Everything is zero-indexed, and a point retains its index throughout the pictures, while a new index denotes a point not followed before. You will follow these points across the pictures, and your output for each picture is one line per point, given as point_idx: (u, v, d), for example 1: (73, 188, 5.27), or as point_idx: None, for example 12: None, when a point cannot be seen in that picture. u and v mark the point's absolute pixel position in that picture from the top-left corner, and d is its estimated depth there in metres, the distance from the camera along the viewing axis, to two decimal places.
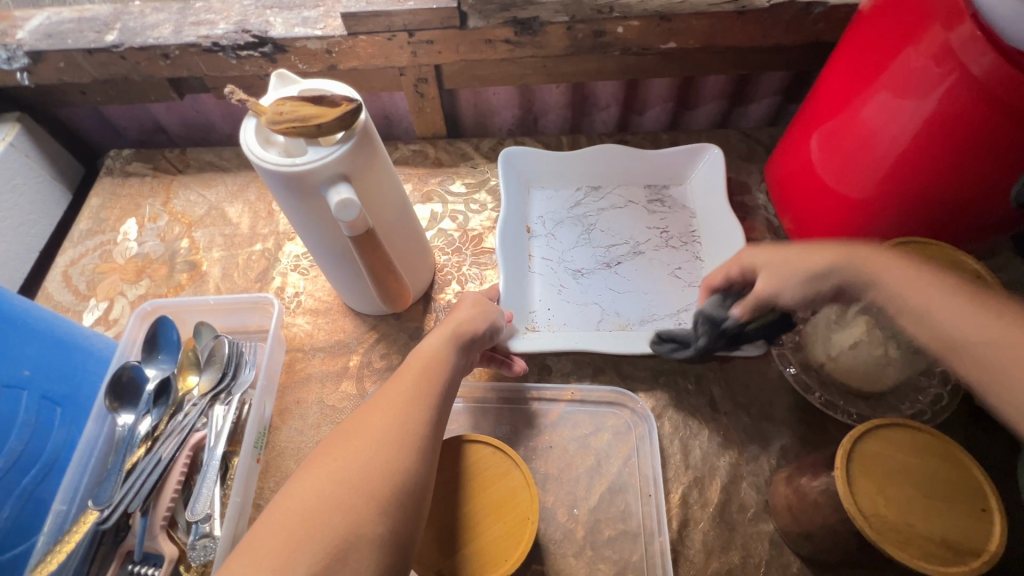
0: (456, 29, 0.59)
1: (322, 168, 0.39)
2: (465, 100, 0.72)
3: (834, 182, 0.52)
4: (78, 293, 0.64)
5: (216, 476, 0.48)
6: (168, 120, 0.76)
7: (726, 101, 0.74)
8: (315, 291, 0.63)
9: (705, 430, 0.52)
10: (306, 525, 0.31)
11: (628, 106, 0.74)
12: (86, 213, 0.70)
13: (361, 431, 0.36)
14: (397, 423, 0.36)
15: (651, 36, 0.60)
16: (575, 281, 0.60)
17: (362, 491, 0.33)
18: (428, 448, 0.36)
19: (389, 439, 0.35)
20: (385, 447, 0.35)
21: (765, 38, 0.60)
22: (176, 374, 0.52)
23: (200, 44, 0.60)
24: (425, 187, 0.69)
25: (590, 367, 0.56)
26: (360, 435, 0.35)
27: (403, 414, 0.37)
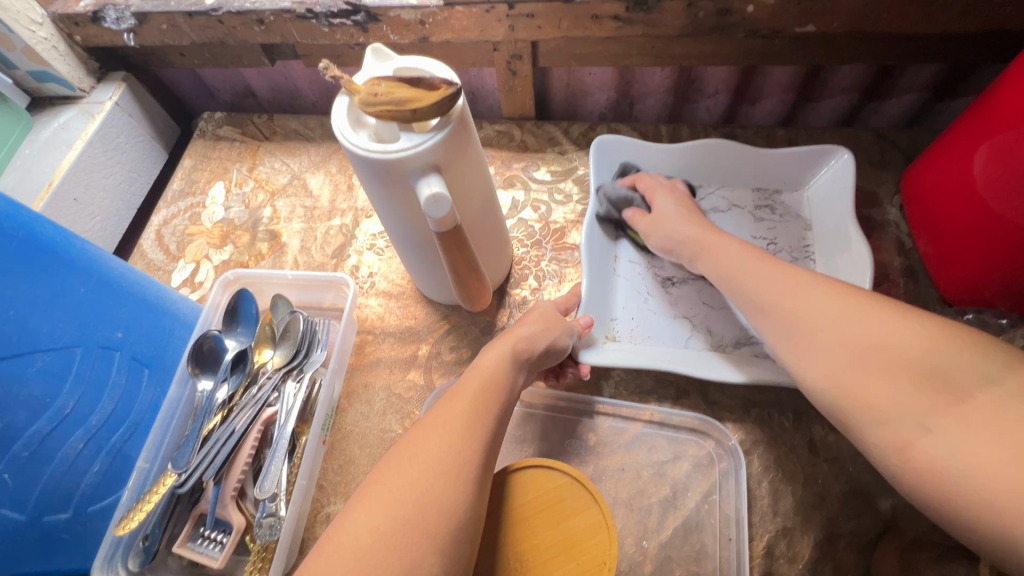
0: (560, 2, 0.53)
1: (414, 157, 0.36)
2: (558, 79, 0.67)
3: (999, 208, 0.44)
4: (169, 253, 0.66)
5: (284, 454, 0.47)
6: (258, 85, 0.76)
7: (859, 95, 0.64)
8: (389, 273, 0.61)
9: (800, 476, 0.46)
10: (360, 562, 0.30)
11: (739, 95, 0.66)
12: (180, 174, 0.72)
13: (416, 459, 0.34)
14: (452, 453, 0.34)
15: (786, 17, 0.52)
16: (664, 290, 0.55)
17: (416, 527, 0.31)
18: (482, 480, 0.35)
19: (445, 471, 0.34)
20: (442, 479, 0.33)
21: (929, 25, 0.50)
22: (253, 347, 0.52)
23: (294, 10, 0.58)
24: (507, 171, 0.66)
25: (673, 388, 0.51)
26: (415, 462, 0.34)
27: (457, 442, 0.35)
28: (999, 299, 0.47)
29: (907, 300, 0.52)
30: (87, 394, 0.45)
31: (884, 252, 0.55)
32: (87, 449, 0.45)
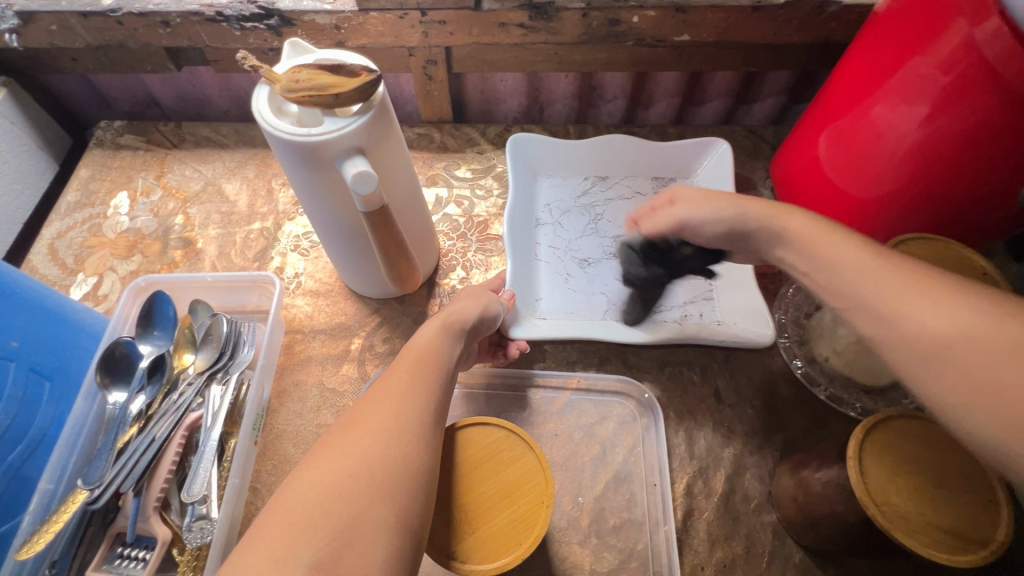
0: (469, 10, 0.58)
1: (339, 140, 0.38)
2: (472, 85, 0.71)
3: (841, 180, 0.53)
4: (65, 267, 0.61)
5: (213, 457, 0.46)
6: (163, 92, 0.73)
7: (733, 97, 0.74)
8: (315, 273, 0.61)
9: (710, 422, 0.52)
10: (312, 512, 0.31)
11: (635, 99, 0.74)
12: (75, 185, 0.68)
13: (360, 423, 0.35)
14: (397, 413, 0.36)
15: (665, 27, 0.60)
16: (582, 270, 0.59)
17: (364, 476, 0.33)
18: (429, 433, 0.36)
19: (390, 428, 0.35)
20: (389, 434, 0.35)
21: (778, 35, 0.60)
22: (172, 352, 0.50)
23: (203, 13, 0.58)
24: (430, 171, 0.68)
25: (596, 356, 0.55)
26: (361, 424, 0.35)
27: (399, 403, 0.37)
28: None
29: None
30: None
31: None
32: None
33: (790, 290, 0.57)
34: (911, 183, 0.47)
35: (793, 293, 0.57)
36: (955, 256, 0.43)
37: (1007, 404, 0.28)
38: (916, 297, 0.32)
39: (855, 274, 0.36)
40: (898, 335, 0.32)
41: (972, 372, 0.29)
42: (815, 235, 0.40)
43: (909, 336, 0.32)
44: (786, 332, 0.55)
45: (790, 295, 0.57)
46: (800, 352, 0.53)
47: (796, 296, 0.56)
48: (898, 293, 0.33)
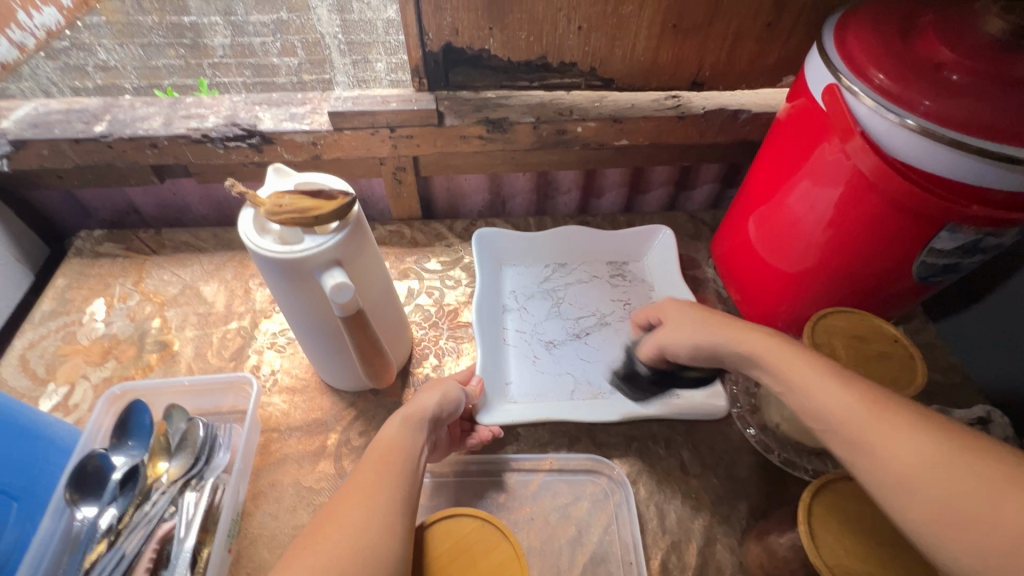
0: (434, 126, 0.65)
1: (318, 255, 0.42)
2: (439, 185, 0.78)
3: (770, 259, 0.60)
4: (36, 377, 0.61)
5: (186, 569, 0.45)
6: (144, 202, 0.77)
7: (673, 186, 0.83)
8: (292, 369, 0.63)
9: (679, 494, 0.54)
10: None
11: (587, 191, 0.82)
12: (51, 294, 0.69)
13: (332, 519, 0.38)
14: (365, 507, 0.39)
15: (606, 134, 0.68)
16: (547, 352, 0.63)
17: (338, 569, 0.34)
18: (398, 524, 0.39)
19: (359, 523, 0.37)
20: (360, 530, 0.37)
21: (703, 137, 0.70)
22: (146, 460, 0.50)
23: (189, 135, 0.64)
24: (401, 265, 0.73)
25: (566, 436, 0.58)
26: (332, 524, 0.37)
27: (366, 500, 0.39)
28: (788, 327, 0.62)
29: None
30: None
31: (708, 302, 0.70)
32: None
33: None
34: (825, 263, 0.54)
35: None
36: (872, 326, 0.50)
37: None
38: (899, 440, 0.34)
39: (831, 409, 0.37)
40: (870, 473, 0.34)
41: (968, 525, 0.30)
42: (796, 362, 0.41)
43: (879, 477, 0.34)
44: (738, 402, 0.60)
45: None
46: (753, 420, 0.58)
47: None
48: (878, 431, 0.35)
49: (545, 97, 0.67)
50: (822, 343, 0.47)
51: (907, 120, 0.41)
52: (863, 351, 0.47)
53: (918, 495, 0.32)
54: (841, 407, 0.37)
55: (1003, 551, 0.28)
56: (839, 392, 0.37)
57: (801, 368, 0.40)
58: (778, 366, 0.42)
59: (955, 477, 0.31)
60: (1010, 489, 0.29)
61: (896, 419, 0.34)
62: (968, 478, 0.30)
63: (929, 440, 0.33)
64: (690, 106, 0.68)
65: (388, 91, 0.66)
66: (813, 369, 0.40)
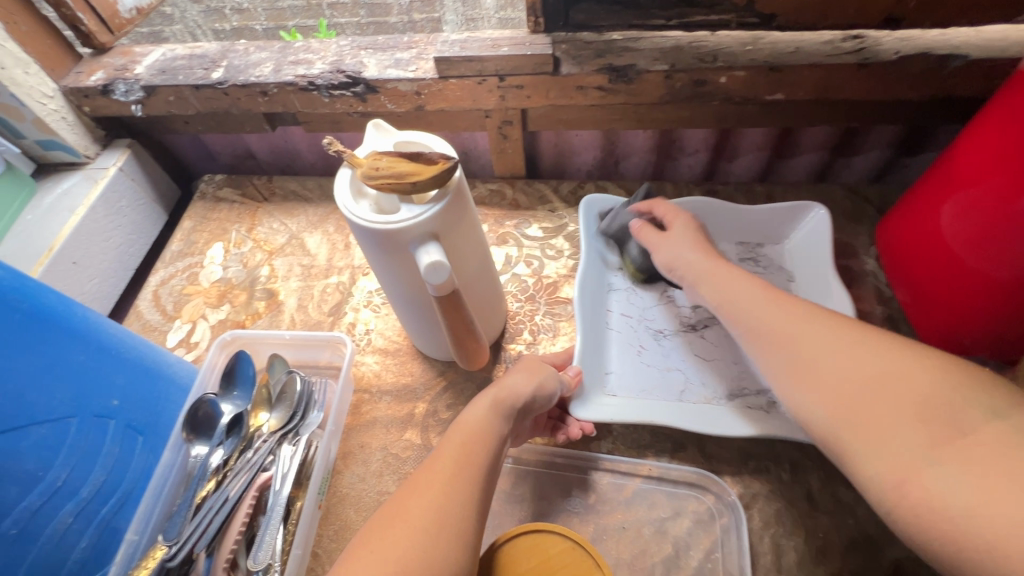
0: (548, 75, 0.57)
1: (413, 227, 0.38)
2: (546, 142, 0.70)
3: (970, 257, 0.46)
4: (165, 314, 0.67)
5: (279, 522, 0.46)
6: (259, 149, 0.79)
7: (830, 152, 0.68)
8: (385, 331, 0.62)
9: (802, 530, 0.46)
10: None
11: (718, 153, 0.70)
12: (179, 235, 0.74)
13: (400, 517, 0.35)
14: (438, 507, 0.36)
15: (756, 86, 0.56)
16: (655, 342, 0.56)
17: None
18: (469, 532, 0.36)
19: (428, 526, 0.34)
20: (428, 535, 0.34)
21: (888, 92, 0.54)
22: (249, 409, 0.52)
23: (297, 83, 0.62)
24: (500, 229, 0.68)
25: (669, 442, 0.51)
26: (398, 519, 0.35)
27: (439, 499, 0.36)
28: (977, 347, 0.49)
29: None
30: (79, 465, 0.44)
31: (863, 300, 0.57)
32: (77, 523, 0.44)
33: None
34: None
35: None
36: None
37: (868, 411, 0.36)
38: (805, 333, 0.41)
39: (758, 315, 0.44)
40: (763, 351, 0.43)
41: (840, 381, 0.38)
42: (733, 281, 0.48)
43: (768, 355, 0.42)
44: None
45: None
46: None
47: None
48: (798, 329, 0.42)
49: (683, 39, 0.56)
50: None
51: None
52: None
53: (820, 377, 0.39)
54: (766, 311, 0.44)
55: (883, 407, 0.35)
56: (769, 301, 0.45)
57: (739, 283, 0.48)
58: (702, 270, 0.50)
59: (846, 351, 0.39)
60: (896, 360, 0.36)
61: (816, 321, 0.41)
62: (866, 357, 0.38)
63: (841, 333, 0.40)
64: (877, 50, 0.52)
65: (500, 33, 0.58)
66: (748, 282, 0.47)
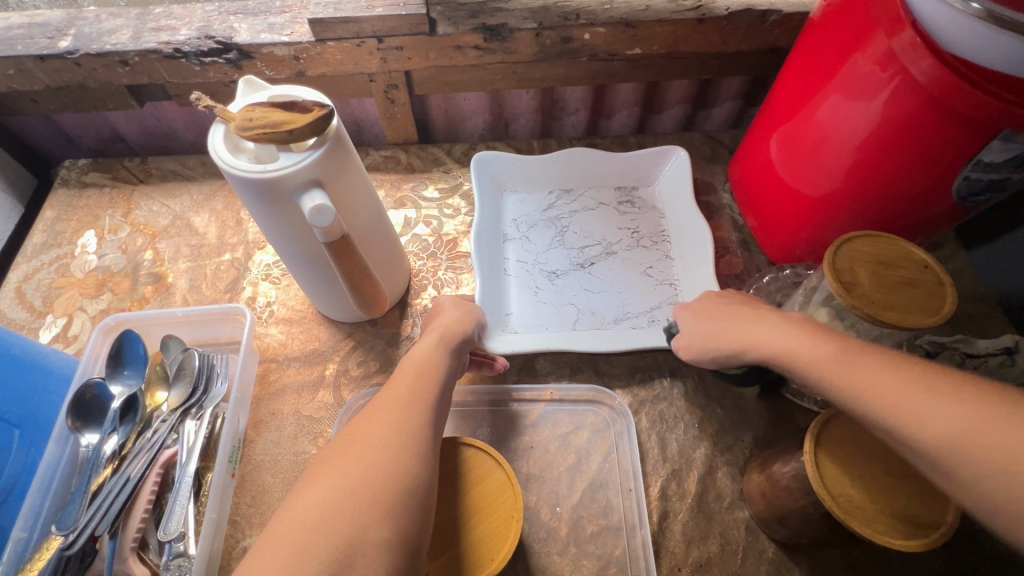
0: (425, 35, 0.59)
1: (294, 174, 0.39)
2: (436, 106, 0.72)
3: (793, 181, 0.55)
4: (34, 310, 0.61)
5: (189, 493, 0.46)
6: (127, 128, 0.73)
7: (690, 104, 0.76)
8: (288, 301, 0.62)
9: (681, 424, 0.53)
10: (309, 533, 0.31)
11: (596, 111, 0.76)
12: (41, 226, 0.67)
13: (359, 439, 0.36)
14: (394, 427, 0.36)
15: (617, 42, 0.61)
16: (550, 282, 0.60)
17: (363, 494, 0.33)
18: (429, 449, 0.37)
19: (390, 444, 0.35)
20: (386, 453, 0.35)
21: (725, 45, 0.62)
22: (144, 390, 0.51)
23: (161, 50, 0.59)
24: (397, 192, 0.69)
25: (568, 366, 0.56)
26: (359, 441, 0.35)
27: (398, 419, 0.37)
28: (805, 256, 0.58)
29: (746, 267, 0.63)
30: None
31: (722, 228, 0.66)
32: None
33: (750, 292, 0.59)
34: (854, 185, 0.49)
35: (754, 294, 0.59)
36: (897, 251, 0.46)
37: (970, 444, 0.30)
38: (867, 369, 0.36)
39: (790, 357, 0.40)
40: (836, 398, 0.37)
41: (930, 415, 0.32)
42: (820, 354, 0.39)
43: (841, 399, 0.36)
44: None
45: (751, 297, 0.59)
46: None
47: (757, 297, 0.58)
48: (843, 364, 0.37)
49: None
50: (843, 269, 0.43)
51: (973, 4, 0.35)
52: (887, 278, 0.44)
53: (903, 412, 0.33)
54: (873, 390, 0.35)
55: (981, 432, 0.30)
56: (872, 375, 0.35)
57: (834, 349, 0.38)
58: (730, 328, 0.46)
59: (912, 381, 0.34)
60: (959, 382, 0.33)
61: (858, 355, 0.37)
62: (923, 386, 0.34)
63: (976, 412, 0.31)
64: (713, 6, 0.59)
65: None
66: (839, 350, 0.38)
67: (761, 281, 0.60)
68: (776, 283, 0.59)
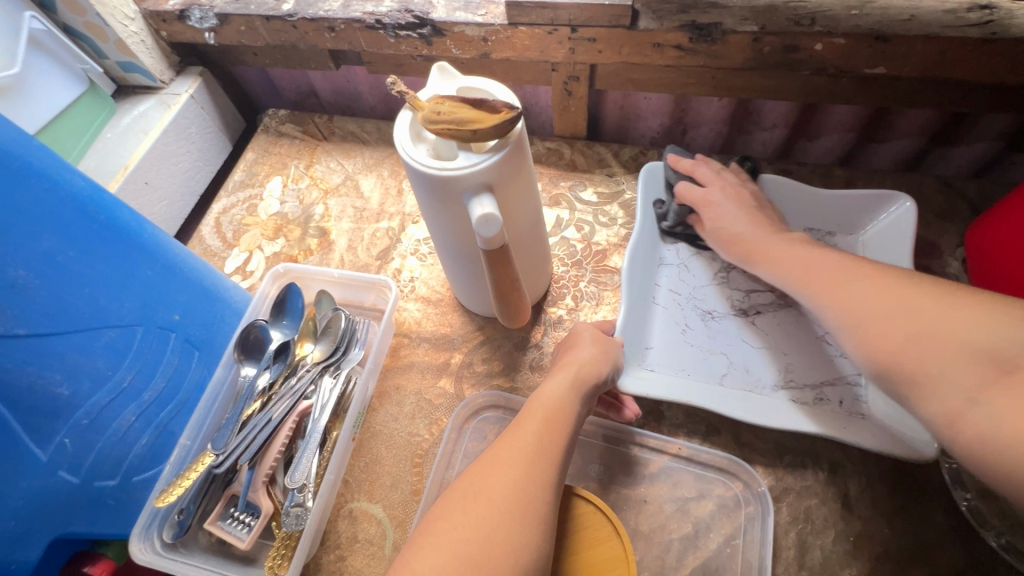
0: (624, 29, 0.53)
1: (469, 176, 0.37)
2: (612, 102, 0.67)
3: None
4: (225, 241, 0.70)
5: (316, 447, 0.49)
6: (321, 86, 0.79)
7: (925, 140, 0.62)
8: (429, 280, 0.63)
9: (831, 531, 0.44)
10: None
11: (796, 130, 0.65)
12: (242, 166, 0.76)
13: (482, 496, 0.34)
14: (519, 492, 0.34)
15: (855, 57, 0.50)
16: (702, 323, 0.54)
17: (485, 567, 0.31)
18: (548, 517, 0.35)
19: (513, 509, 0.33)
20: (508, 521, 0.33)
21: (1010, 75, 0.48)
22: (296, 339, 0.55)
23: (364, 20, 0.61)
24: (554, 189, 0.66)
25: (703, 424, 0.50)
26: (482, 500, 0.34)
27: (522, 479, 0.35)
28: None
29: None
30: (143, 370, 0.48)
31: None
32: (139, 423, 0.49)
33: None
34: None
35: None
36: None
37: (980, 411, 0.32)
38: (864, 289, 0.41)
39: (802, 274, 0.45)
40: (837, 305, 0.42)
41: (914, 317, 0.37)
42: (840, 279, 0.43)
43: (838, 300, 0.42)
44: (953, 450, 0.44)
45: None
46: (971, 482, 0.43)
47: None
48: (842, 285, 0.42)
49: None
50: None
51: None
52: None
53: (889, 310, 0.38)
54: (891, 306, 0.39)
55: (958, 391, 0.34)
56: (908, 319, 0.37)
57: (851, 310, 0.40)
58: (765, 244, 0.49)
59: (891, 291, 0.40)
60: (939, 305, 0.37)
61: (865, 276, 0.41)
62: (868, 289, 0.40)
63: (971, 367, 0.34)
64: (1010, 24, 0.46)
65: None
66: (883, 300, 0.39)
67: None
68: None
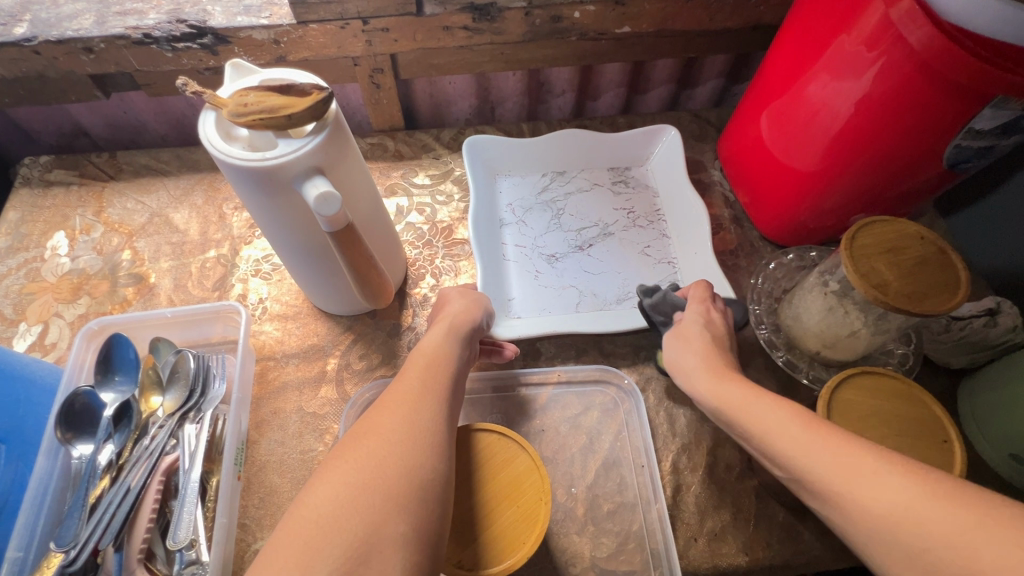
0: (412, 15, 0.57)
1: (295, 161, 0.37)
2: (420, 91, 0.71)
3: (786, 158, 0.55)
4: (5, 318, 0.57)
5: (196, 498, 0.44)
6: (91, 122, 0.69)
7: (675, 85, 0.77)
8: (281, 296, 0.59)
9: (688, 399, 0.54)
10: (321, 529, 0.30)
11: (582, 92, 0.75)
12: (3, 229, 0.63)
13: (372, 431, 0.35)
14: (408, 422, 0.36)
15: (606, 21, 0.61)
16: (550, 266, 0.60)
17: (376, 488, 0.32)
18: (444, 443, 0.36)
19: (402, 437, 0.35)
20: (397, 446, 0.34)
21: (713, 22, 0.63)
22: (138, 396, 0.48)
23: (129, 36, 0.55)
24: (387, 180, 0.67)
25: (573, 349, 0.56)
26: (371, 435, 0.35)
27: (410, 411, 0.36)
28: (801, 226, 0.59)
29: (740, 243, 0.64)
30: None
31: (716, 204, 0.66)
32: None
33: (758, 279, 0.59)
34: (849, 156, 0.50)
35: (762, 281, 0.59)
36: (897, 231, 0.46)
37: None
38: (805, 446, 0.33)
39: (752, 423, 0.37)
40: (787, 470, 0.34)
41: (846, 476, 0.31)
42: (855, 469, 0.30)
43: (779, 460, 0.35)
44: (763, 323, 0.57)
45: (759, 284, 0.59)
46: (779, 341, 0.55)
47: (765, 284, 0.59)
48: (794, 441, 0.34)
49: None
50: (870, 273, 0.43)
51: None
52: (902, 263, 0.44)
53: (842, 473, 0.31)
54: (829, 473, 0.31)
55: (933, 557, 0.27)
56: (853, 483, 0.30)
57: (894, 511, 0.28)
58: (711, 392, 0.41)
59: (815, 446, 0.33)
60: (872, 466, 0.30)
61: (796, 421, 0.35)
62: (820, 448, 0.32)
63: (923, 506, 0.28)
64: None
65: None
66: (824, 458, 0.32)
67: (768, 268, 0.60)
68: (783, 268, 0.59)
